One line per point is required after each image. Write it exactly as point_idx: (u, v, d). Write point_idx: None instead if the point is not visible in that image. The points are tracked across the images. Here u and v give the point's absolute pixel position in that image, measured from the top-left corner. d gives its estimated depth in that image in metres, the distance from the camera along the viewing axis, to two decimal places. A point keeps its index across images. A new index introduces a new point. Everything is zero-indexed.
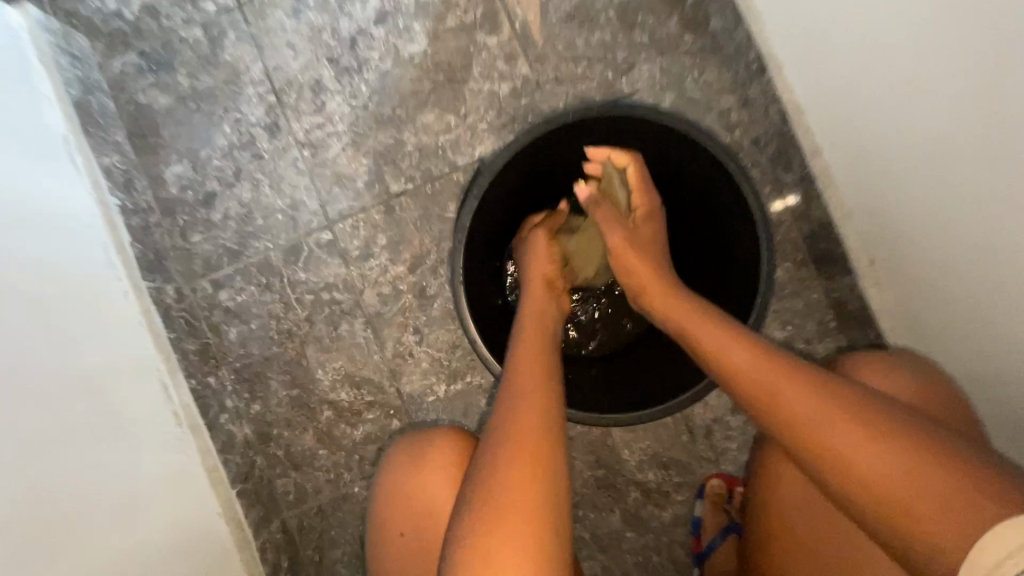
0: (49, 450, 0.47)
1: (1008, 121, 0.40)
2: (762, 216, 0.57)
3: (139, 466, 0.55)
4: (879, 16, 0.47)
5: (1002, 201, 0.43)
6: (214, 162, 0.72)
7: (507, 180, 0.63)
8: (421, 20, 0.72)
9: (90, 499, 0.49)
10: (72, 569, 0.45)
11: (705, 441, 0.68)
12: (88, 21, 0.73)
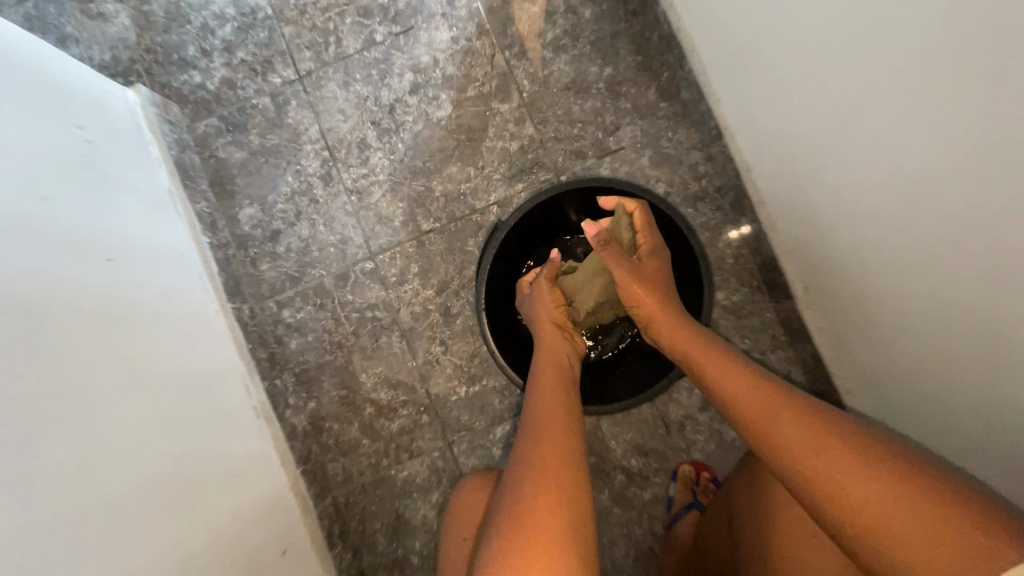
0: (182, 429, 0.64)
1: (893, 205, 0.54)
2: (701, 255, 0.76)
3: (233, 445, 0.72)
4: (798, 114, 0.63)
5: (914, 269, 0.54)
6: (279, 205, 0.89)
7: (520, 232, 0.84)
8: (448, 91, 0.89)
9: (206, 467, 0.65)
10: (197, 519, 0.60)
11: (678, 434, 0.83)
12: (180, 93, 0.91)
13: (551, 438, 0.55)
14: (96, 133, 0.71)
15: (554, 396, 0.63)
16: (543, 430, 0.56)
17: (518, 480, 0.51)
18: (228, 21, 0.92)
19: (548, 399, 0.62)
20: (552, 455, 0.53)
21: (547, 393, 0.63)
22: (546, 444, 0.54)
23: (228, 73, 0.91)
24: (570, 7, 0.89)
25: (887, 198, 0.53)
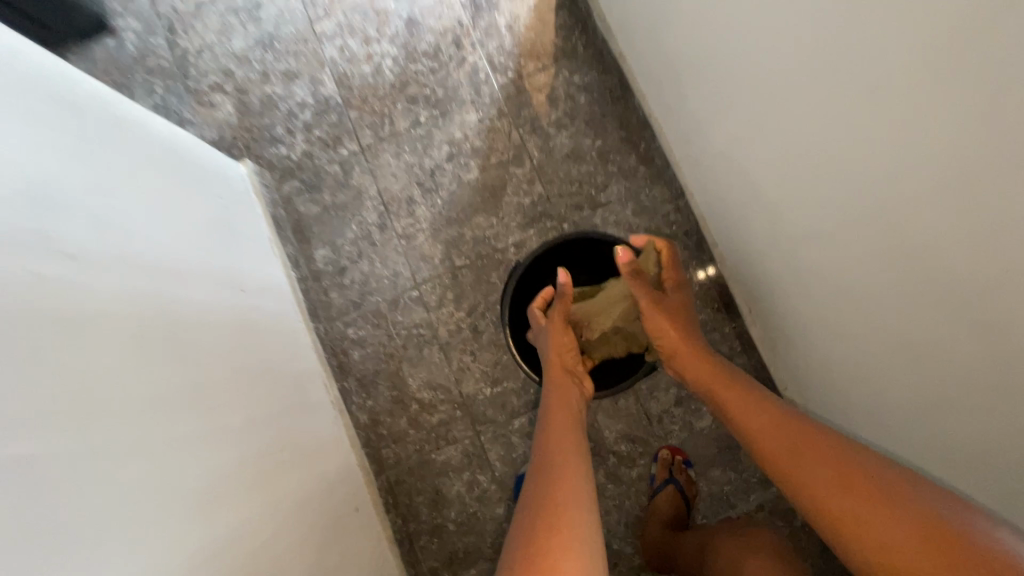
0: (292, 412, 0.88)
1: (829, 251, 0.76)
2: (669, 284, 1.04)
3: (322, 427, 0.96)
4: (753, 179, 0.89)
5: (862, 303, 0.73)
6: (346, 246, 1.15)
7: (531, 272, 1.08)
8: (476, 159, 1.15)
9: (307, 440, 0.89)
10: (306, 475, 0.84)
11: (658, 424, 1.06)
12: (270, 162, 1.18)
13: (568, 471, 0.68)
14: (222, 195, 0.98)
15: (568, 435, 0.77)
16: (562, 463, 0.70)
17: (543, 500, 0.63)
18: (307, 107, 1.20)
19: (559, 438, 0.76)
20: (574, 483, 0.66)
21: (564, 435, 0.77)
22: (564, 475, 0.67)
23: (307, 147, 1.18)
24: (569, 95, 1.16)
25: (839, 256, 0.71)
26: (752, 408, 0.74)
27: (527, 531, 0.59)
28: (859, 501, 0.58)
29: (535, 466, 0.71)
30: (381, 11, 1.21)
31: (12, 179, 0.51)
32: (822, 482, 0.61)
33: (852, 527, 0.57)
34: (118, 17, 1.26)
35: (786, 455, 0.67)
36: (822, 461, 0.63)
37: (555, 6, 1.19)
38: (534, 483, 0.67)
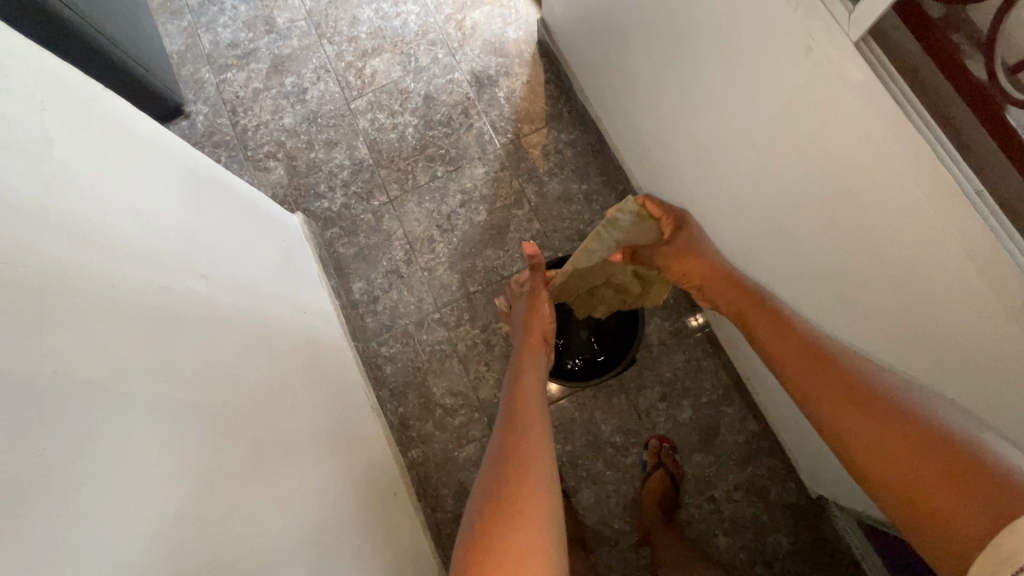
0: (347, 408, 1.08)
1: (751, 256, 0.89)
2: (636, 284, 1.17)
3: (369, 423, 1.16)
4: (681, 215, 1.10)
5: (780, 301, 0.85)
6: (379, 279, 1.39)
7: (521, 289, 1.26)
8: (484, 204, 1.40)
9: (359, 430, 1.09)
10: (362, 456, 1.04)
11: (646, 417, 1.25)
12: (316, 213, 1.44)
13: (534, 423, 0.72)
14: (288, 240, 1.21)
15: (533, 391, 0.81)
16: (525, 419, 0.73)
17: (509, 447, 0.67)
18: (345, 168, 1.46)
19: (528, 394, 0.80)
20: (536, 432, 0.70)
21: (531, 390, 0.81)
22: (528, 426, 0.71)
23: (345, 200, 1.44)
24: (558, 150, 1.42)
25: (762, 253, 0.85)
26: (761, 323, 0.71)
27: (491, 475, 0.63)
28: (852, 407, 0.54)
29: (503, 419, 0.75)
30: (404, 90, 1.50)
31: (165, 225, 0.73)
32: (819, 391, 0.58)
33: (845, 433, 0.54)
34: (191, 104, 1.55)
35: (786, 367, 0.64)
36: (820, 370, 0.59)
37: (543, 81, 1.48)
38: (500, 433, 0.71)
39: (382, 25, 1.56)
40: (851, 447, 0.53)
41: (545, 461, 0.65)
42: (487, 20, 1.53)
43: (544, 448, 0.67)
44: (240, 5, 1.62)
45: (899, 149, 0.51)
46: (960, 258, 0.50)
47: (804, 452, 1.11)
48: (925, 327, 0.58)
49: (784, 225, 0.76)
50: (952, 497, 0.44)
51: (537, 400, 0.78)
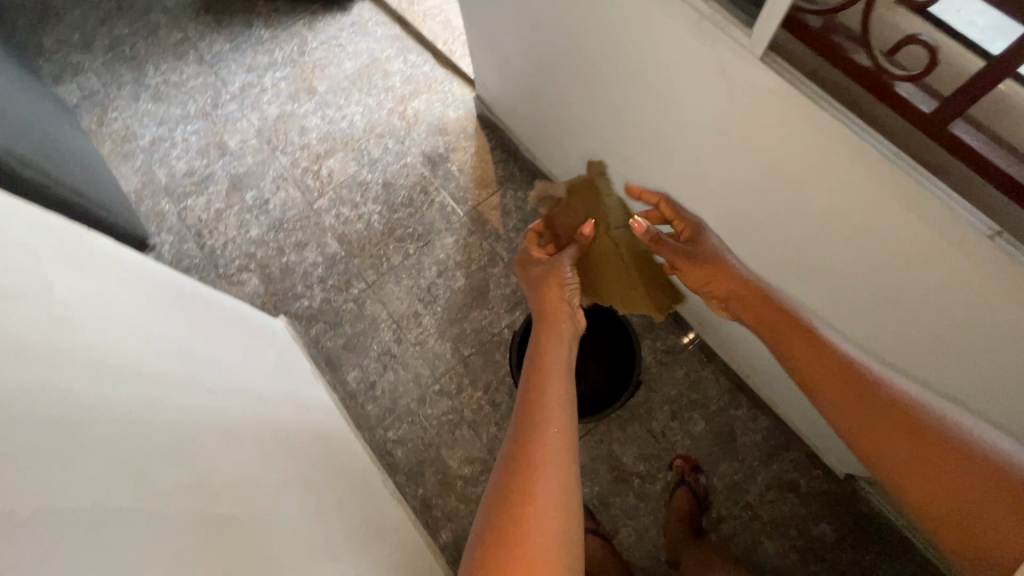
0: (369, 496, 1.05)
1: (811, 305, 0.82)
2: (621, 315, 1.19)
3: (392, 509, 1.12)
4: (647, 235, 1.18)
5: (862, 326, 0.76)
6: (372, 364, 1.39)
7: (514, 340, 1.27)
8: (460, 269, 1.46)
9: (385, 517, 1.05)
10: (395, 544, 1.00)
11: (663, 439, 1.25)
12: (297, 313, 1.45)
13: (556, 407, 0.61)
14: (277, 344, 1.21)
15: (558, 354, 0.71)
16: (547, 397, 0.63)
17: (528, 435, 0.58)
18: (319, 265, 1.50)
19: (556, 362, 0.69)
20: (558, 413, 0.61)
21: (553, 356, 0.71)
22: (548, 401, 0.62)
23: (325, 295, 1.47)
24: (518, 206, 1.51)
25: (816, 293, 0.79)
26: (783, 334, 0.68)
27: (499, 484, 0.55)
28: (894, 440, 0.53)
29: (526, 390, 0.65)
30: (362, 182, 1.58)
31: (163, 346, 0.74)
32: (856, 411, 0.56)
33: (881, 464, 0.54)
34: (155, 236, 1.58)
35: (814, 378, 0.62)
36: (851, 393, 0.58)
37: (490, 149, 1.59)
38: (518, 412, 0.62)
39: (331, 128, 1.66)
40: (891, 479, 0.53)
41: (564, 448, 0.57)
42: (426, 106, 1.66)
43: (563, 432, 0.59)
44: (190, 137, 1.70)
45: (822, 131, 0.59)
46: (899, 210, 0.57)
47: (821, 435, 1.14)
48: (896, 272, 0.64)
49: (741, 223, 0.83)
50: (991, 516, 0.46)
51: (563, 370, 0.68)
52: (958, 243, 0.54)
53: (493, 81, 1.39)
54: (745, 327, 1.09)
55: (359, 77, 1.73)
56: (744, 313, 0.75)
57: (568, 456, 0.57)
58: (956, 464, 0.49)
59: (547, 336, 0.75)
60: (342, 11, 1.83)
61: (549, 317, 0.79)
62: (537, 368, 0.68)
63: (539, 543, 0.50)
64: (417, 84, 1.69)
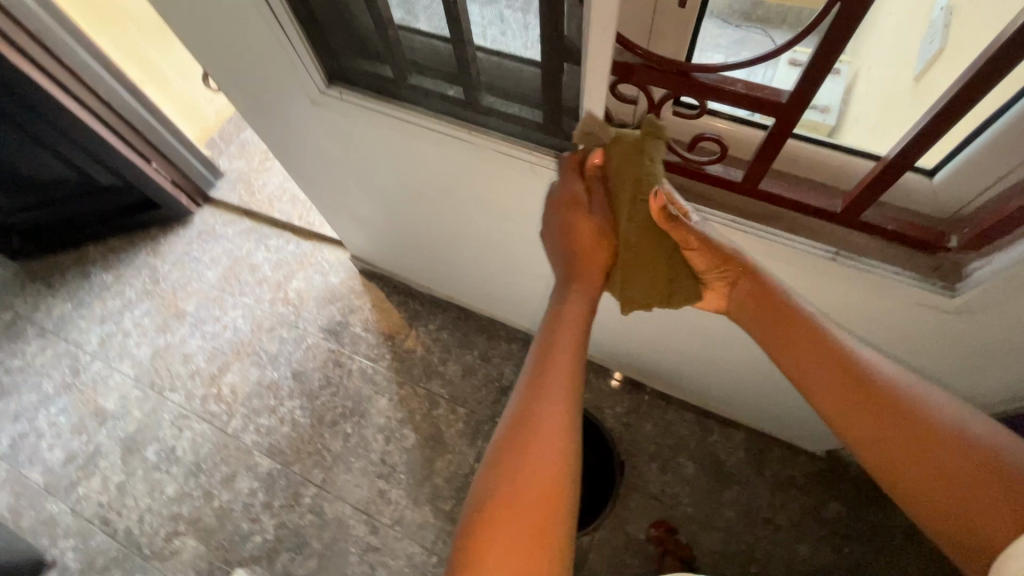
0: None
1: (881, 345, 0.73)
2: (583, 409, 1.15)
3: None
4: None
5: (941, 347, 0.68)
6: (358, 569, 1.25)
7: None
8: (406, 426, 1.40)
9: None
10: None
11: (666, 497, 1.26)
12: (253, 555, 1.29)
13: (546, 428, 0.55)
14: None
15: (574, 317, 0.62)
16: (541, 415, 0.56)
17: (534, 417, 0.55)
18: (258, 491, 1.36)
19: (574, 336, 0.60)
20: (565, 393, 0.57)
21: (579, 331, 0.61)
22: (555, 381, 0.57)
23: (276, 519, 1.32)
24: (435, 339, 1.51)
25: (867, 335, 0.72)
26: (762, 321, 0.61)
27: (501, 456, 0.54)
28: (882, 427, 0.54)
29: (533, 360, 0.61)
30: (271, 383, 1.49)
31: None
32: (847, 400, 0.55)
33: (867, 445, 0.54)
34: (51, 549, 1.34)
35: (803, 368, 0.58)
36: (840, 360, 0.56)
37: (385, 296, 1.59)
38: (524, 386, 0.59)
39: (216, 343, 1.57)
40: (876, 466, 0.54)
41: (566, 431, 0.55)
42: (307, 283, 1.63)
43: (567, 420, 0.56)
44: (58, 419, 1.50)
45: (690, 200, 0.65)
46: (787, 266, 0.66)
47: (789, 427, 1.22)
48: (883, 305, 0.64)
49: None
50: (980, 512, 0.48)
51: (575, 349, 0.60)
52: (816, 268, 0.64)
53: (365, 241, 1.41)
54: (685, 361, 1.17)
55: (227, 282, 1.67)
56: (741, 303, 0.63)
57: (572, 437, 0.55)
58: (958, 461, 0.50)
59: (561, 294, 0.65)
60: (184, 225, 1.78)
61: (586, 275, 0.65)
62: (546, 333, 0.62)
63: (532, 528, 0.50)
64: (289, 265, 1.67)
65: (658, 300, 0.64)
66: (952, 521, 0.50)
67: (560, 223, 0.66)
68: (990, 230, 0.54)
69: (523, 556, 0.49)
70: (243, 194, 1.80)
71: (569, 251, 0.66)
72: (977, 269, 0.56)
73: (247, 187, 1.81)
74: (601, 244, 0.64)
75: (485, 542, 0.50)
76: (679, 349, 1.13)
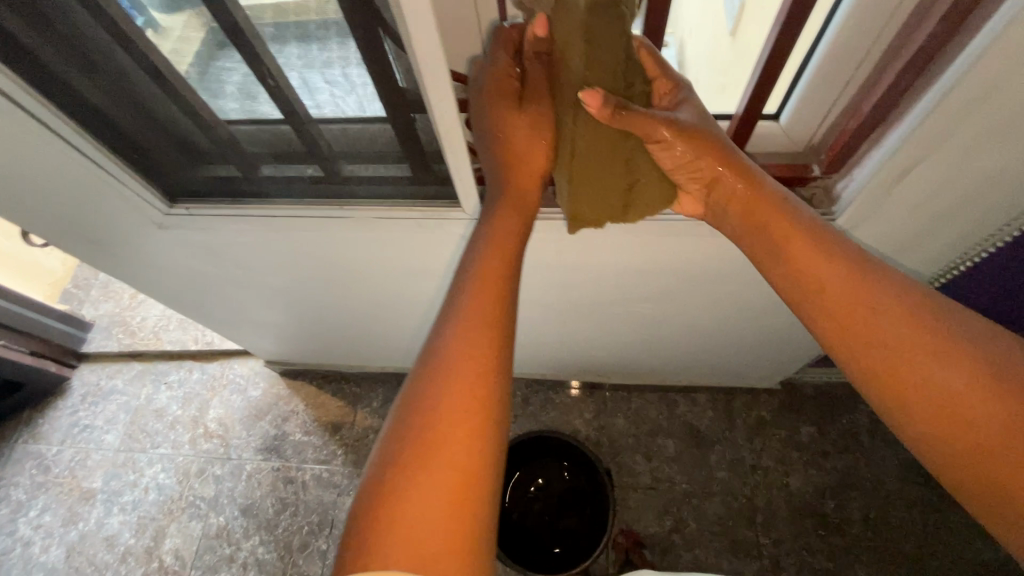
0: None
1: (909, 248, 0.67)
2: (544, 431, 1.06)
3: None
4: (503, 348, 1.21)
5: (967, 224, 0.63)
6: None
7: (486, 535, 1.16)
8: None
9: None
10: None
11: (660, 484, 1.26)
12: None
13: (473, 373, 0.51)
14: None
15: (493, 267, 0.57)
16: (468, 361, 0.52)
17: (456, 374, 0.51)
18: None
19: (493, 290, 0.55)
20: (484, 342, 0.53)
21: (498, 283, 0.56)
22: (475, 339, 0.53)
23: None
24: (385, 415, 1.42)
25: (890, 247, 0.66)
26: (760, 250, 0.58)
27: (412, 408, 0.50)
28: (900, 360, 0.50)
29: (450, 308, 0.55)
30: (219, 530, 1.32)
31: None
32: (867, 329, 0.52)
33: (876, 378, 0.51)
34: None
35: (821, 296, 0.54)
36: (832, 266, 0.54)
37: (316, 391, 1.47)
38: (446, 327, 0.54)
39: (141, 511, 1.37)
40: (884, 401, 0.51)
41: (486, 388, 0.52)
42: (225, 407, 1.47)
43: (486, 379, 0.52)
44: None
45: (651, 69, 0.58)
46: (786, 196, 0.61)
47: (744, 373, 1.26)
48: (891, 217, 0.59)
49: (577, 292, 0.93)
50: (1009, 469, 0.44)
51: (497, 304, 0.55)
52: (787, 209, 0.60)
53: (275, 343, 1.30)
54: (632, 350, 1.18)
55: (133, 439, 1.46)
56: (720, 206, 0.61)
57: (493, 391, 0.52)
58: (992, 403, 0.46)
59: (489, 216, 0.61)
60: (62, 395, 1.54)
61: (523, 192, 0.62)
62: (464, 268, 0.58)
63: (455, 476, 0.47)
64: (199, 395, 1.50)
65: (613, 213, 0.63)
66: (973, 474, 0.47)
67: (488, 122, 0.59)
68: (841, 152, 0.58)
69: (435, 525, 0.45)
70: (122, 338, 1.59)
71: (501, 161, 0.61)
72: (845, 189, 0.60)
73: (124, 328, 1.61)
74: (541, 148, 0.60)
75: (399, 505, 0.45)
76: (622, 341, 1.14)
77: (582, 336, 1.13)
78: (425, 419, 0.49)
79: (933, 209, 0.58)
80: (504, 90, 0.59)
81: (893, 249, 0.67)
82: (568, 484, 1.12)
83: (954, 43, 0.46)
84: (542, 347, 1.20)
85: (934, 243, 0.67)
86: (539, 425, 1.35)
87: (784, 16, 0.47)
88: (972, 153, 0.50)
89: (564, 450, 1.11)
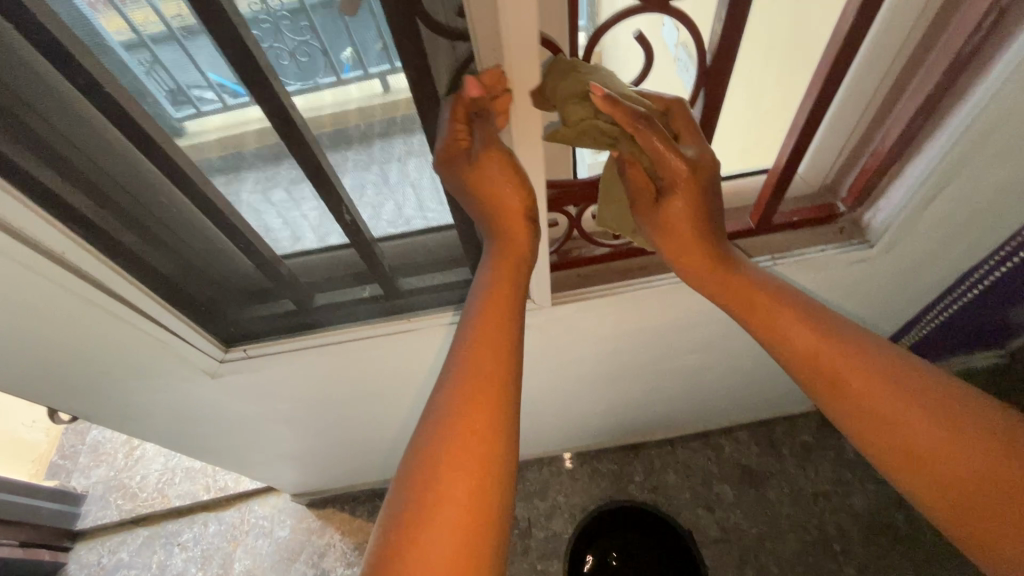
0: None
1: (881, 303, 0.82)
2: (595, 510, 1.01)
3: None
4: (548, 428, 1.18)
5: (924, 280, 0.78)
6: None
7: None
8: None
9: None
10: None
11: (730, 536, 1.22)
12: None
13: (470, 453, 0.48)
14: None
15: (494, 299, 0.56)
16: (467, 429, 0.49)
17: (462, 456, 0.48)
18: None
19: (491, 344, 0.53)
20: (484, 400, 0.51)
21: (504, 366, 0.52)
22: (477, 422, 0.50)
23: None
24: None
25: (865, 302, 0.81)
26: (736, 297, 0.59)
27: (409, 495, 0.47)
28: (882, 393, 0.51)
29: (451, 382, 0.52)
30: None
31: None
32: (847, 363, 0.53)
33: (852, 413, 0.52)
34: None
35: (804, 341, 0.55)
36: (809, 317, 0.56)
37: (350, 515, 1.37)
38: (451, 377, 0.52)
39: None
40: (857, 433, 0.53)
41: (489, 464, 0.49)
42: (252, 557, 1.35)
43: (487, 442, 0.49)
44: None
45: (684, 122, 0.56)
46: (803, 242, 0.71)
47: (782, 403, 1.28)
48: (876, 272, 0.73)
49: (623, 362, 0.95)
50: (988, 502, 0.46)
51: (498, 372, 0.52)
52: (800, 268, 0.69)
53: (306, 473, 1.22)
54: (675, 405, 1.18)
55: None
56: (689, 254, 0.60)
57: (496, 467, 0.49)
58: (966, 437, 0.47)
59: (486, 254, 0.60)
60: None
61: (515, 239, 0.59)
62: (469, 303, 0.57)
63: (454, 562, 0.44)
64: (220, 548, 1.37)
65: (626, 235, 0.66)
66: (951, 504, 0.47)
67: (460, 183, 0.56)
68: (863, 189, 0.66)
69: None
70: (122, 504, 1.45)
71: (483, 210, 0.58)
72: (873, 220, 0.68)
73: (124, 492, 1.47)
74: (506, 183, 0.55)
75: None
76: (666, 399, 1.14)
77: (628, 401, 1.12)
78: (422, 489, 0.47)
79: (957, 225, 0.65)
80: (461, 150, 0.54)
81: (866, 307, 0.82)
82: (630, 534, 1.10)
83: (961, 85, 0.54)
84: (587, 420, 1.18)
85: (898, 299, 0.82)
86: (593, 501, 1.30)
87: (820, 82, 0.54)
88: (986, 172, 0.57)
89: (611, 515, 1.07)
